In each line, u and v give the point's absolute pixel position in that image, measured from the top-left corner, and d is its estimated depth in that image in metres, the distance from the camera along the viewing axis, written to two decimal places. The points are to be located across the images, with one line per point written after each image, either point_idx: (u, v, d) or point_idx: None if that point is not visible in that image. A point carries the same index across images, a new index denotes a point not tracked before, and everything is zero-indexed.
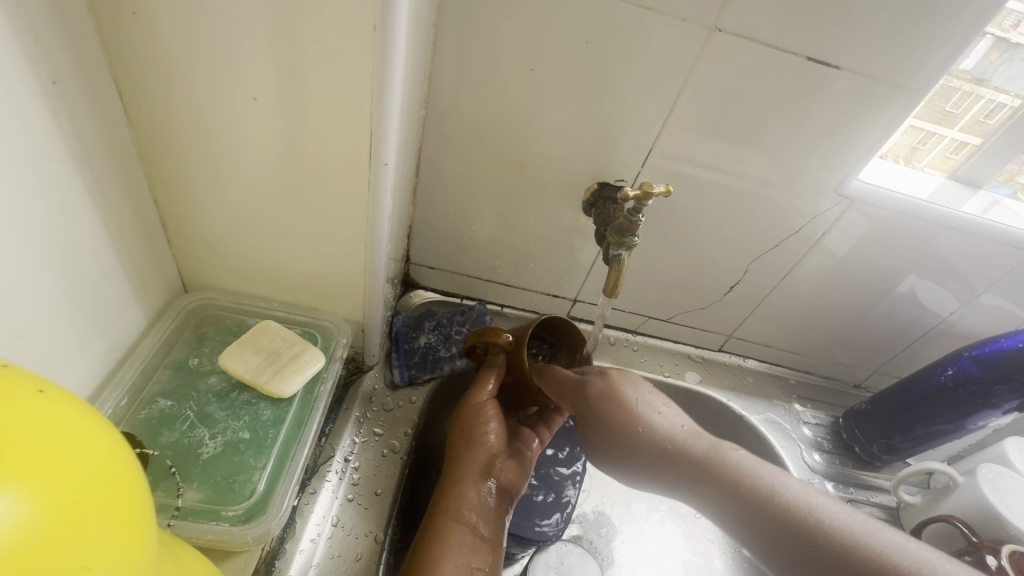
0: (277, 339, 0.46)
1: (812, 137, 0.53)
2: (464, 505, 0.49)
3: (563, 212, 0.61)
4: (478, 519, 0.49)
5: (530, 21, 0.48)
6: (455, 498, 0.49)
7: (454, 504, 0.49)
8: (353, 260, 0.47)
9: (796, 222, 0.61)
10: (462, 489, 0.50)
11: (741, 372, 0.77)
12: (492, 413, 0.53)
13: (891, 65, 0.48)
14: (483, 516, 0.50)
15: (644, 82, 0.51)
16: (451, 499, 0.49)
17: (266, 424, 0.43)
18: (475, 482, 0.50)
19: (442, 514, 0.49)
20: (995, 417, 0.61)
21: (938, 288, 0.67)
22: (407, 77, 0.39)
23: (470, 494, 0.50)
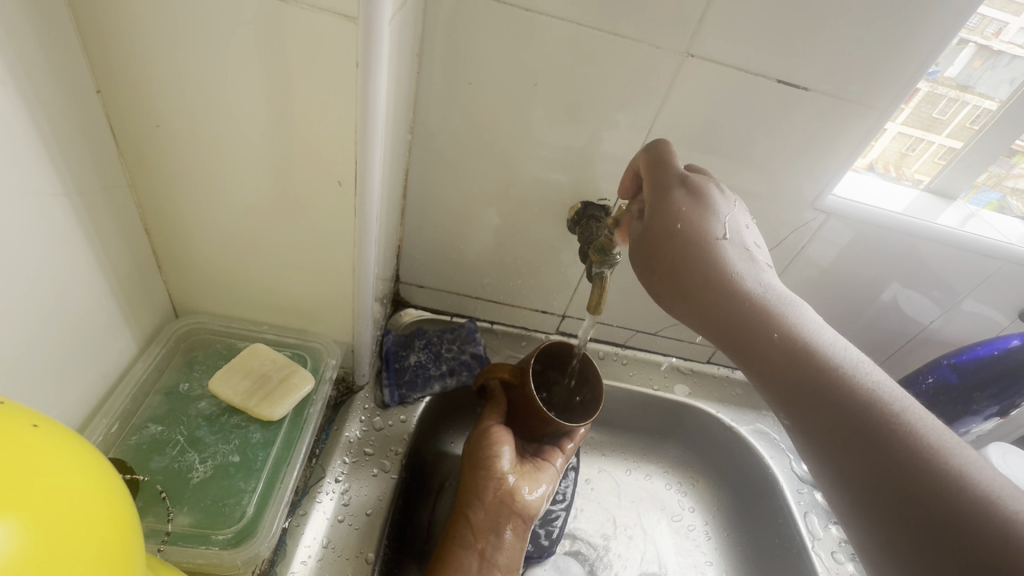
0: (266, 363, 0.47)
1: (787, 154, 0.55)
2: (474, 532, 0.50)
3: (548, 230, 0.63)
4: (489, 546, 0.49)
5: (510, 48, 0.49)
6: (468, 525, 0.50)
7: (467, 531, 0.50)
8: (341, 282, 0.48)
9: (777, 234, 0.62)
10: (476, 516, 0.51)
11: (730, 383, 0.78)
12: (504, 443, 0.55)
13: (858, 86, 0.50)
14: (495, 544, 0.50)
15: (621, 105, 0.52)
16: (462, 525, 0.51)
17: (256, 447, 0.43)
18: (484, 507, 0.51)
19: (450, 539, 0.50)
20: (977, 424, 0.63)
21: (919, 296, 0.69)
22: (390, 107, 0.41)
23: (484, 522, 0.50)
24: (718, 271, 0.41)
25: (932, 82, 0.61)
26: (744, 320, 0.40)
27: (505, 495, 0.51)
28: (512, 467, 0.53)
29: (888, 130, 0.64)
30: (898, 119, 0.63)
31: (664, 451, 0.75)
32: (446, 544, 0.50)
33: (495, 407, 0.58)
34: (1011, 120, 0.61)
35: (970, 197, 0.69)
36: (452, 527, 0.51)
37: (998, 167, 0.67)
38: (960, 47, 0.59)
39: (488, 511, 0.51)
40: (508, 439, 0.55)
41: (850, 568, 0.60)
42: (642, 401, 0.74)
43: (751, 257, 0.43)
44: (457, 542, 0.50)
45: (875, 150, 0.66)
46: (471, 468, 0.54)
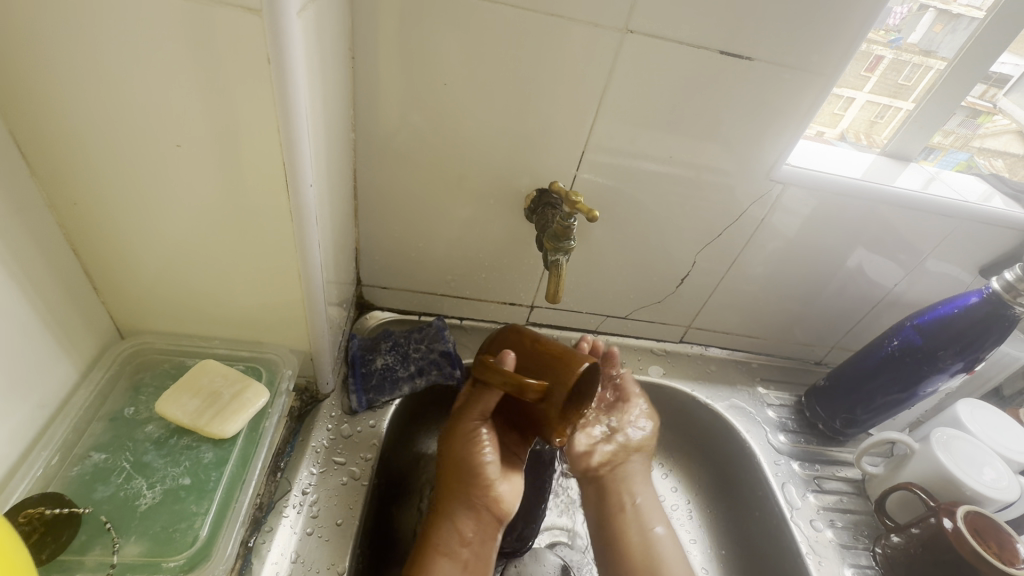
0: (216, 379, 0.44)
1: (740, 128, 0.53)
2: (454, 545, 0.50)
3: (506, 221, 0.61)
4: (472, 558, 0.50)
5: (442, 38, 0.47)
6: (451, 535, 0.50)
7: (449, 543, 0.50)
8: (289, 290, 0.47)
9: (737, 209, 0.61)
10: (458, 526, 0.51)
11: (703, 360, 0.77)
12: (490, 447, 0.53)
13: (804, 51, 0.48)
14: (477, 556, 0.51)
15: (566, 90, 0.50)
16: (442, 533, 0.50)
17: (208, 467, 0.41)
18: (464, 520, 0.51)
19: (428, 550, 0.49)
20: (945, 381, 0.61)
21: (882, 260, 0.69)
22: (316, 104, 0.39)
23: (471, 529, 0.51)
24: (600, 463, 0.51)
25: (895, 48, 0.63)
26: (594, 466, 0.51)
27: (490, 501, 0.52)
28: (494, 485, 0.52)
29: (857, 100, 0.66)
30: (866, 86, 0.65)
31: None
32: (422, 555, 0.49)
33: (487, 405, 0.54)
34: (953, 80, 0.62)
35: (937, 161, 0.71)
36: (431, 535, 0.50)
37: (965, 129, 0.69)
38: (919, 12, 0.62)
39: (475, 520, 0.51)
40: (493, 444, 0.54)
41: (830, 535, 0.60)
42: None
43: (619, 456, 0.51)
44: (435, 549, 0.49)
45: (845, 119, 0.68)
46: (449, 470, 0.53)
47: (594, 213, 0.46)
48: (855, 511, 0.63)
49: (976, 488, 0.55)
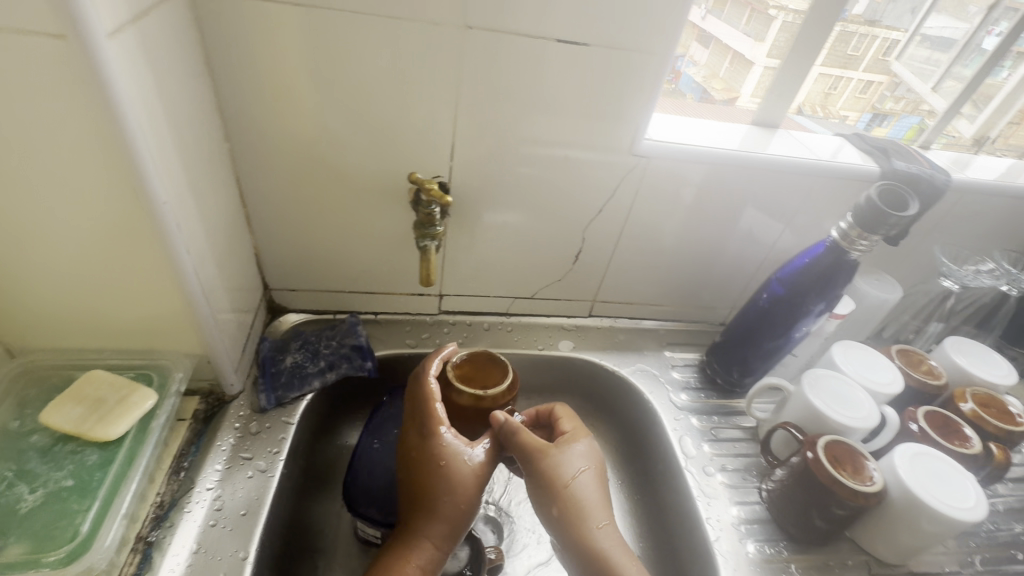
0: (102, 388, 0.47)
1: (594, 110, 0.58)
2: (427, 570, 0.49)
3: (396, 215, 0.64)
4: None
5: (294, 44, 0.50)
6: (430, 559, 0.49)
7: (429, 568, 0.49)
8: (168, 300, 0.48)
9: (610, 185, 0.65)
10: (439, 549, 0.50)
11: (613, 331, 0.82)
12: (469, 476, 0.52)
13: (633, 33, 0.52)
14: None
15: (422, 86, 0.54)
16: (423, 559, 0.49)
17: (92, 468, 0.43)
18: (443, 542, 0.50)
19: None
20: (814, 323, 0.66)
21: (758, 222, 0.74)
22: (160, 116, 0.41)
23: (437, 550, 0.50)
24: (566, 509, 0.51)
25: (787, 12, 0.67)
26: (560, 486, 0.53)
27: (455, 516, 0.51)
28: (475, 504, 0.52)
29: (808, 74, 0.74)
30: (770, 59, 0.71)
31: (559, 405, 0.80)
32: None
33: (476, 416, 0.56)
34: (800, 47, 0.68)
35: (892, 125, 0.84)
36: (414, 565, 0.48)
37: (913, 94, 0.82)
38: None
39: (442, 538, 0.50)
40: (478, 464, 0.53)
41: (720, 478, 0.65)
42: (531, 363, 0.77)
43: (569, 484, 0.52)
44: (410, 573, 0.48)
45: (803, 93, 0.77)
46: (427, 491, 0.51)
47: (446, 199, 0.49)
48: (747, 454, 0.68)
49: (842, 421, 0.60)
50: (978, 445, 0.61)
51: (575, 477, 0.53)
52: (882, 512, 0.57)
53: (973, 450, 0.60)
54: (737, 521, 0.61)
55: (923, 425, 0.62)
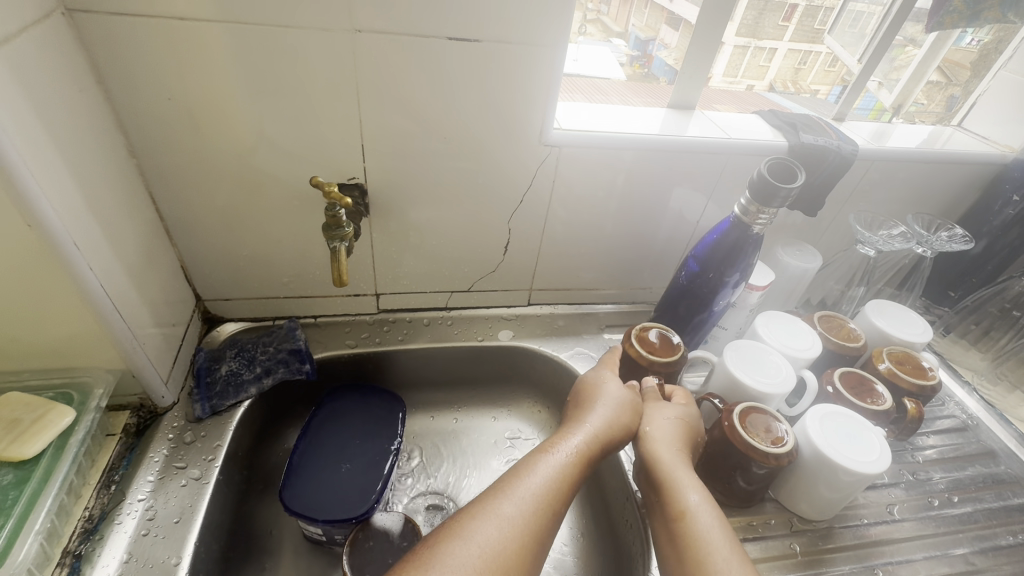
0: (16, 409, 0.48)
1: (498, 104, 0.59)
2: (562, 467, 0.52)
3: (318, 219, 0.65)
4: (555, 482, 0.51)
5: (187, 56, 0.50)
6: (593, 447, 0.54)
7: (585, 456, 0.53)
8: (75, 318, 0.49)
9: (527, 176, 0.67)
10: (604, 441, 0.56)
11: (553, 317, 0.84)
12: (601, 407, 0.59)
13: (524, 27, 0.54)
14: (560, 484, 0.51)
15: (322, 91, 0.55)
16: (591, 442, 0.55)
17: (6, 488, 0.44)
18: (609, 438, 0.56)
19: (572, 455, 0.53)
20: (733, 295, 0.68)
21: (683, 202, 0.76)
22: (40, 137, 0.41)
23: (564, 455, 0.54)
24: (666, 446, 0.57)
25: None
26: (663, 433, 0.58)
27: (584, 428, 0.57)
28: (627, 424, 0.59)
29: (780, 49, 0.84)
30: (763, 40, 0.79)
31: (504, 393, 0.82)
32: (569, 458, 0.52)
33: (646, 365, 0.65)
34: (706, 27, 0.70)
35: (867, 99, 0.85)
36: (581, 441, 0.54)
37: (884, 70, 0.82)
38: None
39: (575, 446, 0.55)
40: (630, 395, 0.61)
41: None
42: (472, 354, 0.79)
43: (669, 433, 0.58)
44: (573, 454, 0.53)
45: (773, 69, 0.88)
46: (589, 402, 0.60)
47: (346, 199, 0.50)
48: None
49: (758, 387, 0.62)
50: (889, 400, 0.64)
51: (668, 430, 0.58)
52: (798, 471, 0.59)
53: (884, 406, 0.63)
54: None
55: (838, 386, 0.65)
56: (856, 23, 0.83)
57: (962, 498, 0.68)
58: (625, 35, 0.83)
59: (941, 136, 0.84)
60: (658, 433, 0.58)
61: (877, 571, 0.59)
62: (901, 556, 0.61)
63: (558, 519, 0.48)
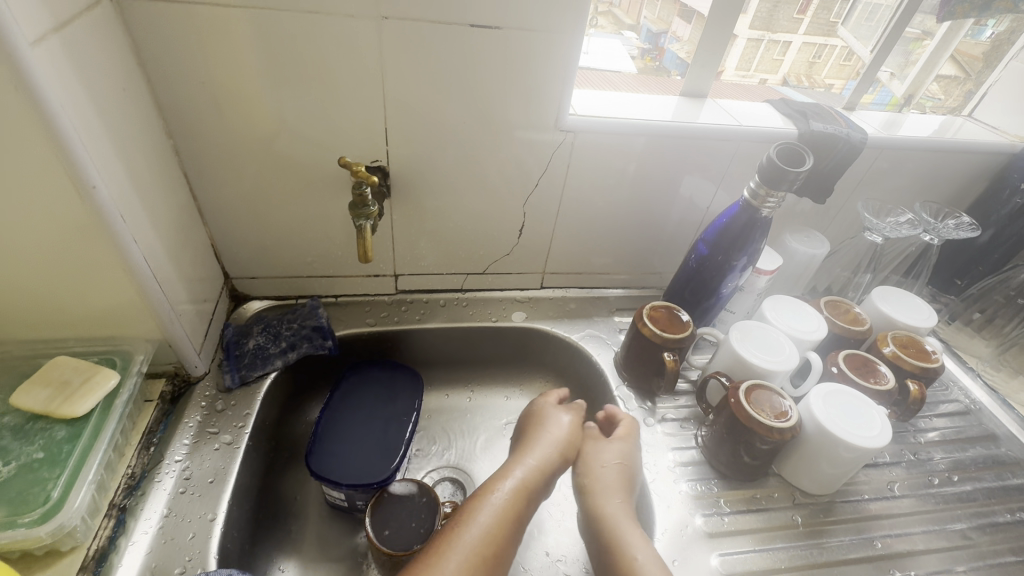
0: (66, 371, 0.51)
1: (517, 89, 0.61)
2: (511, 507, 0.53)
3: (342, 200, 0.68)
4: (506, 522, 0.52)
5: (223, 41, 0.53)
6: (531, 492, 0.56)
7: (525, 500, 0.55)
8: (118, 289, 0.52)
9: (543, 161, 0.69)
10: (544, 477, 0.58)
11: (564, 301, 0.87)
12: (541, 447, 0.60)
13: (544, 15, 0.56)
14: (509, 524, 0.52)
15: (348, 75, 0.57)
16: (532, 478, 0.56)
17: (60, 442, 0.47)
18: (546, 475, 0.58)
19: (514, 491, 0.55)
20: (740, 278, 0.71)
21: (693, 188, 0.78)
22: (93, 116, 0.44)
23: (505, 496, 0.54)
24: (608, 486, 0.57)
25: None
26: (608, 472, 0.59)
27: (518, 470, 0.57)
28: (556, 470, 0.59)
29: (794, 43, 0.86)
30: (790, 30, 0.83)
31: (516, 372, 0.85)
32: (511, 494, 0.54)
33: (660, 344, 0.68)
34: (719, 19, 0.72)
35: (879, 92, 0.86)
36: (519, 478, 0.56)
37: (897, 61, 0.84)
38: None
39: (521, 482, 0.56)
40: (571, 435, 0.62)
41: (662, 428, 0.70)
42: (486, 334, 0.82)
43: (613, 473, 0.59)
44: (514, 490, 0.55)
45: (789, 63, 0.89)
46: (525, 446, 0.61)
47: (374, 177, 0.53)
48: (688, 405, 0.73)
49: (764, 366, 0.65)
50: (892, 380, 0.66)
51: (615, 470, 0.59)
52: (801, 445, 0.61)
53: (887, 386, 0.65)
54: (674, 464, 0.66)
55: (843, 366, 0.67)
56: (872, 16, 0.83)
57: (962, 477, 0.70)
58: (637, 29, 0.85)
59: (951, 125, 0.85)
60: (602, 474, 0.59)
61: (876, 543, 0.61)
62: (900, 530, 0.63)
63: (500, 563, 0.50)
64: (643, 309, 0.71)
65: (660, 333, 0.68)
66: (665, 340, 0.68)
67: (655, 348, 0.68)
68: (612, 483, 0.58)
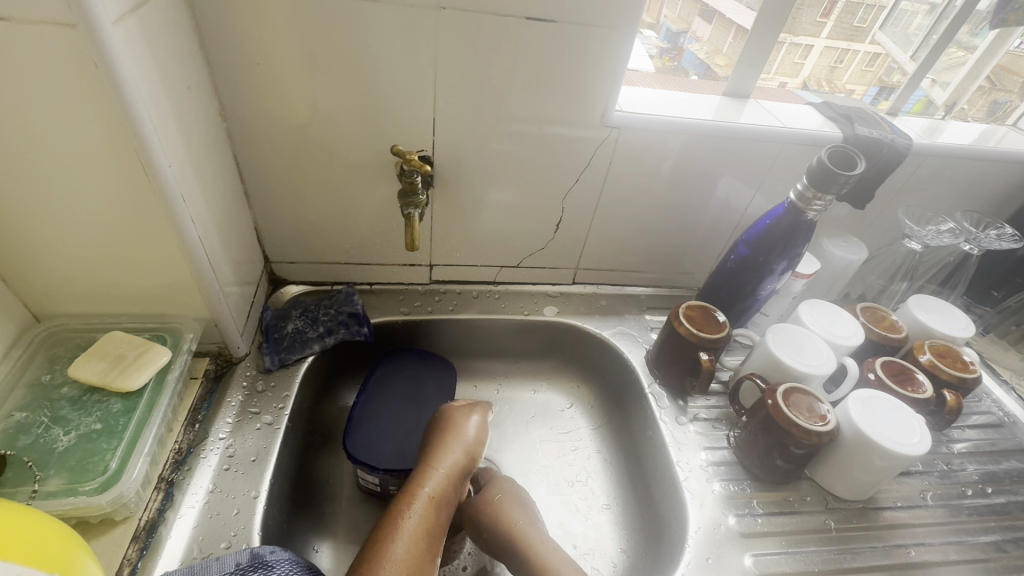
0: (121, 345, 0.52)
1: (566, 82, 0.61)
2: (426, 516, 0.55)
3: (385, 188, 0.69)
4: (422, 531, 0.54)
5: (281, 27, 0.54)
6: (445, 496, 0.57)
7: (439, 505, 0.56)
8: (174, 267, 0.53)
9: (585, 156, 0.69)
10: (454, 482, 0.59)
11: (595, 297, 0.87)
12: (446, 453, 0.61)
13: (599, 9, 0.56)
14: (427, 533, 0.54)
15: (402, 63, 0.57)
16: (441, 490, 0.57)
17: (117, 415, 0.49)
18: (457, 482, 0.59)
19: (425, 503, 0.56)
20: (779, 282, 0.70)
21: (732, 189, 0.78)
22: (162, 96, 0.45)
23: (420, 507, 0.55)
24: (517, 509, 0.61)
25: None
26: (508, 497, 0.62)
27: (432, 480, 0.58)
28: (464, 472, 0.61)
29: (816, 46, 0.80)
30: (824, 35, 0.79)
31: (545, 367, 0.85)
32: (424, 510, 0.55)
33: (696, 344, 0.68)
34: (768, 20, 0.71)
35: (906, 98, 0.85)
36: (432, 486, 0.57)
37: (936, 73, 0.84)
38: None
39: (436, 491, 0.57)
40: (477, 437, 0.63)
41: (693, 427, 0.70)
42: (517, 328, 0.82)
43: (517, 497, 0.62)
44: (427, 504, 0.56)
45: (809, 68, 0.83)
46: (432, 450, 0.61)
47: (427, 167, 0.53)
48: (720, 405, 0.73)
49: (801, 369, 0.65)
50: (930, 389, 0.66)
51: (518, 495, 0.63)
52: (836, 450, 0.61)
53: (925, 395, 0.65)
54: (706, 464, 0.66)
55: (880, 373, 0.67)
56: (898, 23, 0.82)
57: (995, 490, 0.69)
58: (656, 27, 0.77)
59: (995, 135, 0.83)
60: (511, 497, 0.62)
61: (908, 551, 0.61)
62: (933, 539, 0.63)
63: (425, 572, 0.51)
64: (678, 308, 0.71)
65: (696, 333, 0.68)
66: (700, 340, 0.68)
67: (690, 347, 0.68)
68: (517, 505, 0.61)
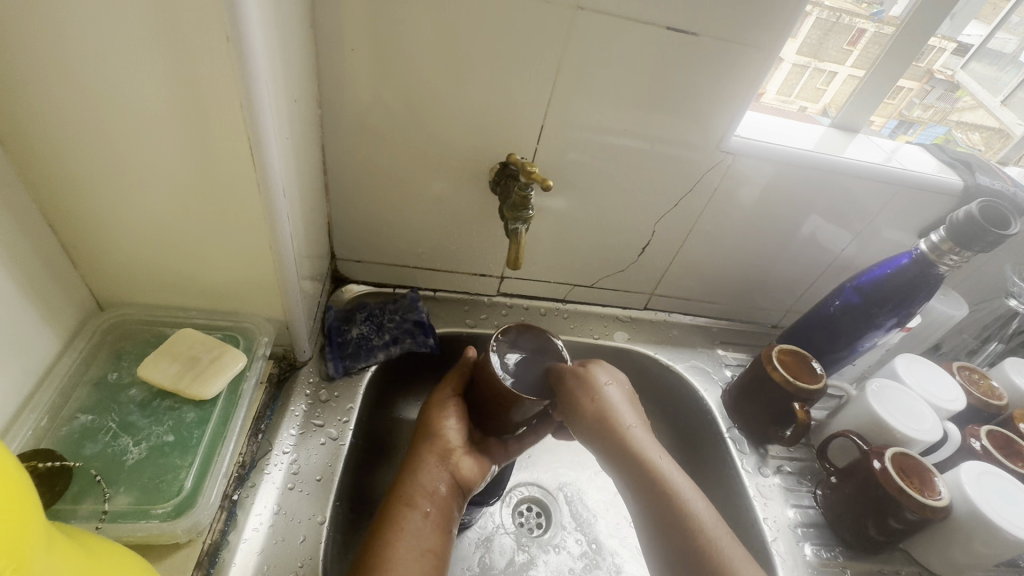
0: (195, 345, 0.48)
1: (691, 101, 0.56)
2: (416, 526, 0.47)
3: (474, 194, 0.64)
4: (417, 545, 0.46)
5: (401, 11, 0.49)
6: (434, 499, 0.49)
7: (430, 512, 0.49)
8: (260, 266, 0.48)
9: (691, 181, 0.64)
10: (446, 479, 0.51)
11: (667, 326, 0.82)
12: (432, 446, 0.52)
13: (745, 26, 0.51)
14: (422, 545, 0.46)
15: (523, 64, 0.53)
16: (427, 493, 0.49)
17: (190, 426, 0.45)
18: (447, 480, 0.51)
19: (416, 513, 0.48)
20: (881, 336, 0.66)
21: (830, 228, 0.73)
22: (281, 80, 0.40)
23: (406, 519, 0.47)
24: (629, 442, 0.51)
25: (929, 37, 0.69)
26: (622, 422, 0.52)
27: (416, 487, 0.50)
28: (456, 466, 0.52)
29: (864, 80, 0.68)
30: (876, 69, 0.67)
31: None
32: (413, 520, 0.48)
33: (789, 392, 0.63)
34: (895, 58, 0.66)
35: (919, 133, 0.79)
36: (417, 492, 0.49)
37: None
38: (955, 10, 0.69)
39: (423, 497, 0.49)
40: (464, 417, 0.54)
41: (776, 480, 0.65)
42: (585, 351, 0.77)
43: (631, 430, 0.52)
44: (417, 511, 0.48)
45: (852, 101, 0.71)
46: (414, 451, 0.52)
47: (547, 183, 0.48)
48: (802, 458, 0.68)
49: (906, 433, 0.60)
50: None
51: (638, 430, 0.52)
52: (942, 526, 0.57)
53: None
54: (792, 523, 0.61)
55: (986, 443, 0.62)
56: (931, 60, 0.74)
57: None
58: None
59: None
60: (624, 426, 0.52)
61: None
62: None
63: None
64: (769, 348, 0.66)
65: (792, 381, 0.63)
66: (796, 389, 0.63)
67: (782, 395, 0.64)
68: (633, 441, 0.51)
